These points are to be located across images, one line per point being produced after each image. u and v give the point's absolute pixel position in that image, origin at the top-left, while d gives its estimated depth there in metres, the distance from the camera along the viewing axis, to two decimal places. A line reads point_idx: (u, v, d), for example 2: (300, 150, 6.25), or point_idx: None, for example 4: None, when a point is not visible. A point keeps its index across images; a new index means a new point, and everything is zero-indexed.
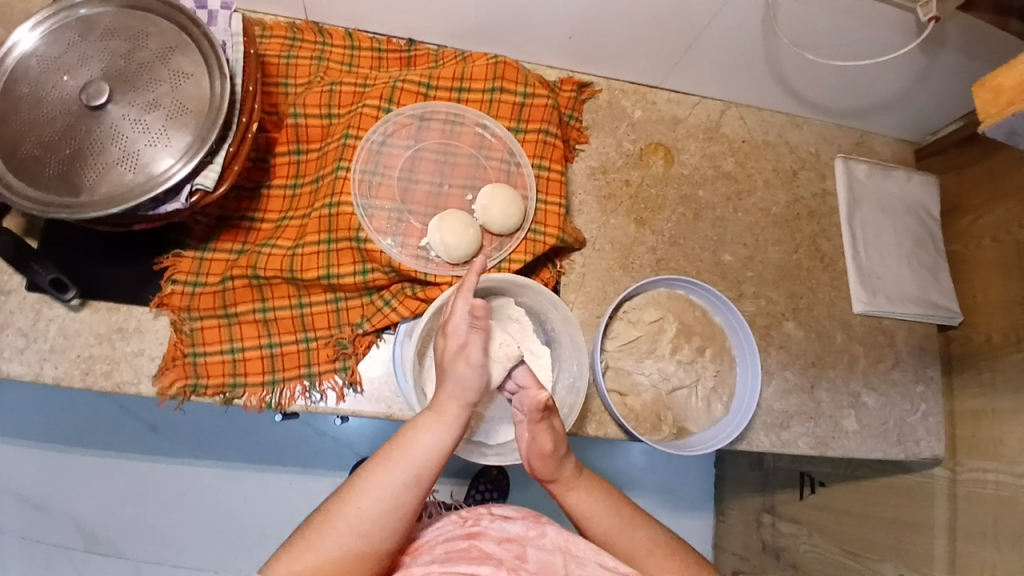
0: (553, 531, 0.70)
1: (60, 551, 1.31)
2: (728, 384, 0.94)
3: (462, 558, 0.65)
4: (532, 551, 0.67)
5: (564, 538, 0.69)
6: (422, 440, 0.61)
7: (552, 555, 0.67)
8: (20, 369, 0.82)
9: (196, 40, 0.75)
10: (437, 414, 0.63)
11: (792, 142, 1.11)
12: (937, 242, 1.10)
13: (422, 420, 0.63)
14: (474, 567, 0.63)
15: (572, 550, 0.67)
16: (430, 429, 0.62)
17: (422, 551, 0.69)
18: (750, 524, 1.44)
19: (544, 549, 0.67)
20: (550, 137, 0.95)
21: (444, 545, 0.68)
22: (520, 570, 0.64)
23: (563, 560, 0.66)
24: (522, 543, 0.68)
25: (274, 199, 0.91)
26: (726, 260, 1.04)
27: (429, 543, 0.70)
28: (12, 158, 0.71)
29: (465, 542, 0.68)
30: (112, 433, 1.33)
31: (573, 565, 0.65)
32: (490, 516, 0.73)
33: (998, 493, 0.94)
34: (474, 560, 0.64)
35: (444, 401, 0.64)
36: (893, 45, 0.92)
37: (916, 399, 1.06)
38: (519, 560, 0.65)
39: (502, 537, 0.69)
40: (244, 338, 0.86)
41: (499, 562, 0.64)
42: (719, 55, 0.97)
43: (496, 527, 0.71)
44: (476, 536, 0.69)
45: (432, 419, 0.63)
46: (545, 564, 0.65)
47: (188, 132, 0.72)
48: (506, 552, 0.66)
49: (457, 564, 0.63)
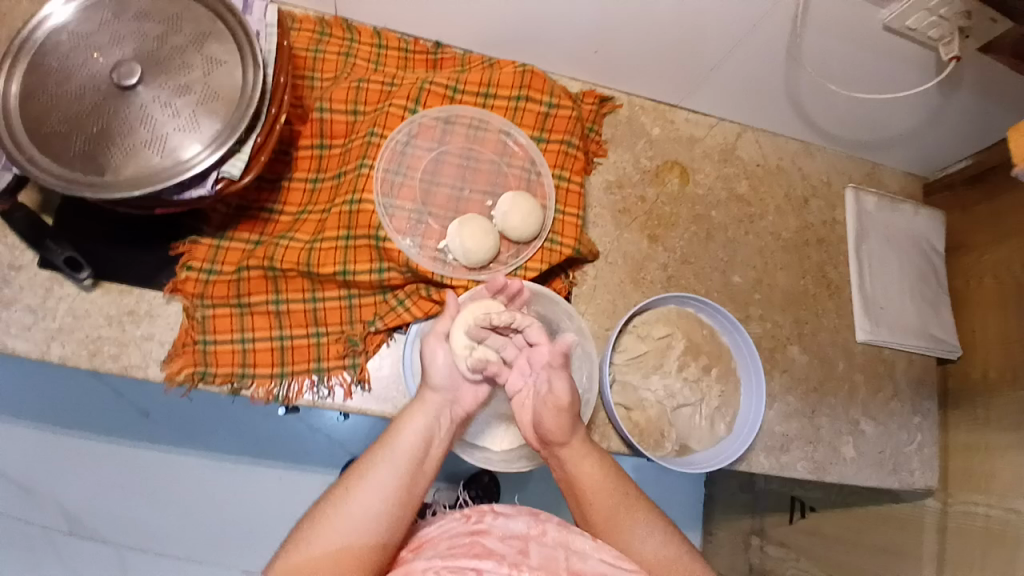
0: (553, 528, 0.71)
1: (42, 534, 1.30)
2: (732, 405, 0.96)
3: (466, 553, 0.65)
4: (535, 546, 0.68)
5: (564, 534, 0.70)
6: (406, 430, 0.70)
7: (554, 551, 0.68)
8: (26, 346, 0.81)
9: (231, 28, 0.75)
10: (420, 407, 0.73)
11: (804, 169, 1.13)
12: (939, 277, 1.12)
13: (404, 415, 0.72)
14: (477, 562, 0.64)
15: (573, 545, 0.68)
16: (412, 420, 0.72)
17: (426, 547, 0.70)
18: (737, 545, 1.46)
19: (546, 545, 0.68)
20: (572, 149, 0.96)
21: (449, 541, 0.69)
22: (523, 565, 0.64)
23: (564, 556, 0.67)
24: (525, 540, 0.69)
25: (294, 192, 0.92)
26: (735, 281, 1.05)
27: (434, 539, 0.71)
28: (37, 133, 0.71)
29: (468, 539, 0.69)
30: (103, 417, 1.31)
31: (574, 560, 0.67)
32: (493, 514, 0.73)
33: (989, 527, 0.95)
34: (477, 556, 0.65)
35: (426, 394, 0.74)
36: (912, 81, 0.94)
37: (913, 430, 1.07)
38: (521, 555, 0.66)
39: (504, 534, 0.70)
40: (255, 329, 0.86)
41: (501, 557, 0.65)
42: (740, 79, 0.99)
43: (500, 525, 0.71)
44: (481, 533, 0.70)
45: (414, 412, 0.73)
46: (547, 558, 0.66)
47: (217, 119, 0.73)
48: (510, 548, 0.68)
49: (459, 559, 0.64)
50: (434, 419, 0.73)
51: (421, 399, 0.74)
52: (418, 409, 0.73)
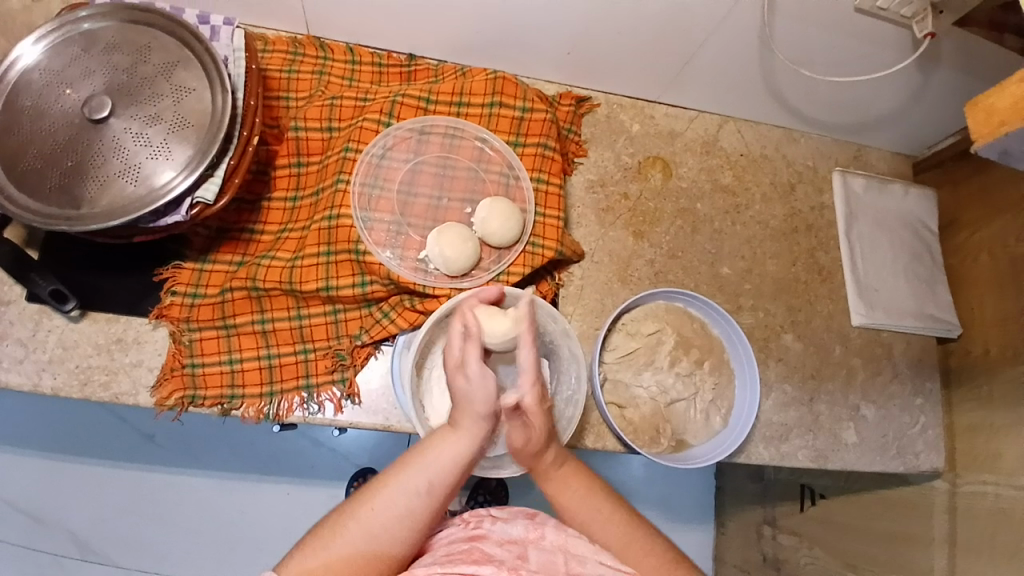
0: (553, 532, 0.71)
1: (53, 562, 1.30)
2: (726, 398, 0.95)
3: (463, 559, 0.64)
4: (533, 551, 0.67)
5: (563, 538, 0.70)
6: (444, 453, 0.64)
7: (553, 556, 0.67)
8: (18, 380, 0.82)
9: (198, 55, 0.75)
10: (464, 431, 0.65)
11: (788, 156, 1.12)
12: (933, 255, 1.11)
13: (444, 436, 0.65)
14: (475, 567, 0.62)
15: (571, 549, 0.68)
16: (452, 443, 0.65)
17: (425, 554, 0.70)
18: (750, 537, 1.44)
19: (545, 550, 0.67)
20: (548, 151, 0.95)
21: (446, 548, 0.69)
22: (522, 569, 0.63)
23: (564, 560, 0.66)
24: (523, 546, 0.69)
25: (274, 212, 0.92)
26: (724, 273, 1.04)
27: (434, 545, 0.71)
28: (13, 171, 0.71)
29: (466, 545, 0.68)
30: (108, 444, 1.32)
31: (573, 564, 0.66)
32: (492, 518, 0.74)
33: (998, 507, 0.93)
34: (475, 561, 0.64)
35: (465, 415, 0.66)
36: (887, 62, 0.93)
37: (915, 412, 1.05)
38: (520, 560, 0.65)
39: (502, 540, 0.69)
40: (242, 350, 0.86)
41: (501, 562, 0.64)
42: (714, 71, 0.99)
43: (498, 530, 0.71)
44: (478, 538, 0.69)
45: (454, 433, 0.66)
46: (547, 563, 0.66)
47: (189, 145, 0.73)
48: (508, 553, 0.67)
49: (457, 564, 0.63)
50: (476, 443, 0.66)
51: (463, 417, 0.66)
52: (460, 430, 0.66)
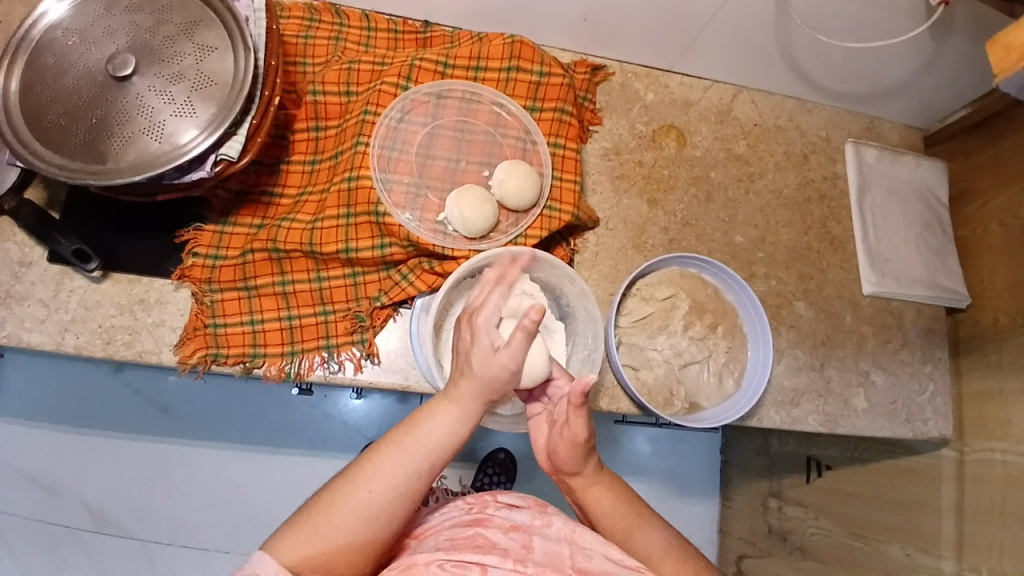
0: (559, 521, 0.71)
1: (70, 530, 1.32)
2: (739, 360, 0.96)
3: (470, 546, 0.65)
4: (538, 541, 0.69)
5: (569, 528, 0.71)
6: (433, 427, 0.63)
7: (558, 546, 0.68)
8: (41, 339, 0.83)
9: (220, 14, 0.75)
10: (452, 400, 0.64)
11: (802, 126, 1.12)
12: (945, 226, 1.11)
13: (431, 409, 0.64)
14: (481, 556, 0.63)
15: (577, 541, 0.69)
16: (441, 415, 0.64)
17: (427, 537, 0.71)
18: (756, 510, 1.46)
19: (550, 540, 0.69)
20: (565, 116, 0.96)
21: (449, 532, 0.70)
22: (528, 561, 0.65)
23: (569, 552, 0.68)
24: (528, 533, 0.70)
25: (293, 175, 0.93)
26: (736, 241, 1.05)
27: (435, 527, 0.73)
28: (38, 127, 0.72)
29: (470, 530, 0.69)
30: (126, 413, 1.34)
31: (579, 556, 0.67)
32: (496, 504, 0.74)
33: (1006, 473, 0.95)
34: (480, 549, 0.65)
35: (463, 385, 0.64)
36: (902, 29, 0.93)
37: (925, 379, 1.06)
38: (525, 550, 0.66)
39: (507, 525, 0.70)
40: (264, 311, 0.87)
41: (505, 551, 0.66)
42: (730, 38, 0.99)
43: (502, 515, 0.72)
44: (482, 523, 0.70)
45: (446, 405, 0.64)
46: (552, 554, 0.67)
47: (213, 103, 0.74)
48: (512, 542, 0.68)
49: (463, 552, 0.64)
50: (471, 413, 0.64)
51: (453, 386, 0.65)
52: (450, 400, 0.65)
